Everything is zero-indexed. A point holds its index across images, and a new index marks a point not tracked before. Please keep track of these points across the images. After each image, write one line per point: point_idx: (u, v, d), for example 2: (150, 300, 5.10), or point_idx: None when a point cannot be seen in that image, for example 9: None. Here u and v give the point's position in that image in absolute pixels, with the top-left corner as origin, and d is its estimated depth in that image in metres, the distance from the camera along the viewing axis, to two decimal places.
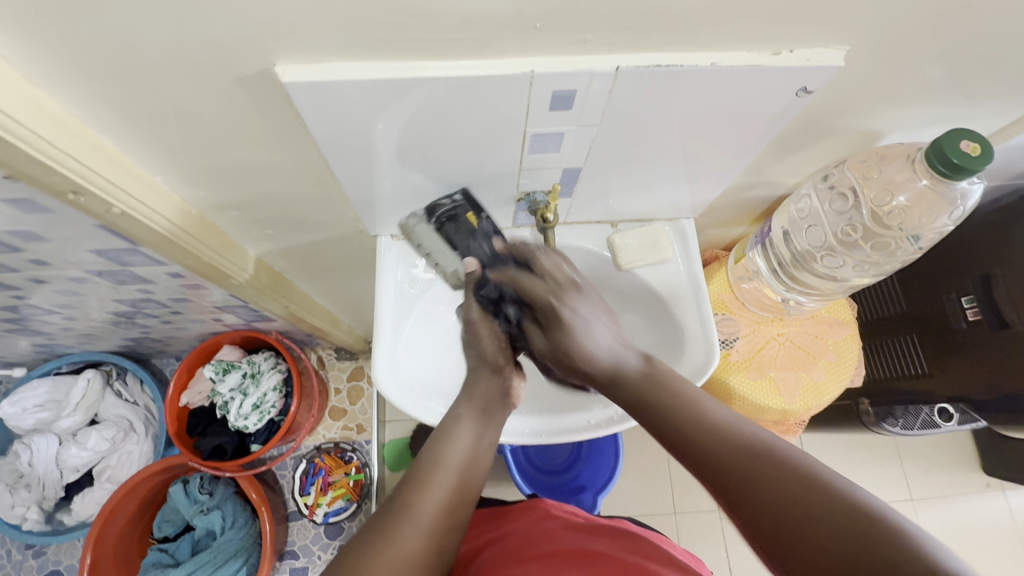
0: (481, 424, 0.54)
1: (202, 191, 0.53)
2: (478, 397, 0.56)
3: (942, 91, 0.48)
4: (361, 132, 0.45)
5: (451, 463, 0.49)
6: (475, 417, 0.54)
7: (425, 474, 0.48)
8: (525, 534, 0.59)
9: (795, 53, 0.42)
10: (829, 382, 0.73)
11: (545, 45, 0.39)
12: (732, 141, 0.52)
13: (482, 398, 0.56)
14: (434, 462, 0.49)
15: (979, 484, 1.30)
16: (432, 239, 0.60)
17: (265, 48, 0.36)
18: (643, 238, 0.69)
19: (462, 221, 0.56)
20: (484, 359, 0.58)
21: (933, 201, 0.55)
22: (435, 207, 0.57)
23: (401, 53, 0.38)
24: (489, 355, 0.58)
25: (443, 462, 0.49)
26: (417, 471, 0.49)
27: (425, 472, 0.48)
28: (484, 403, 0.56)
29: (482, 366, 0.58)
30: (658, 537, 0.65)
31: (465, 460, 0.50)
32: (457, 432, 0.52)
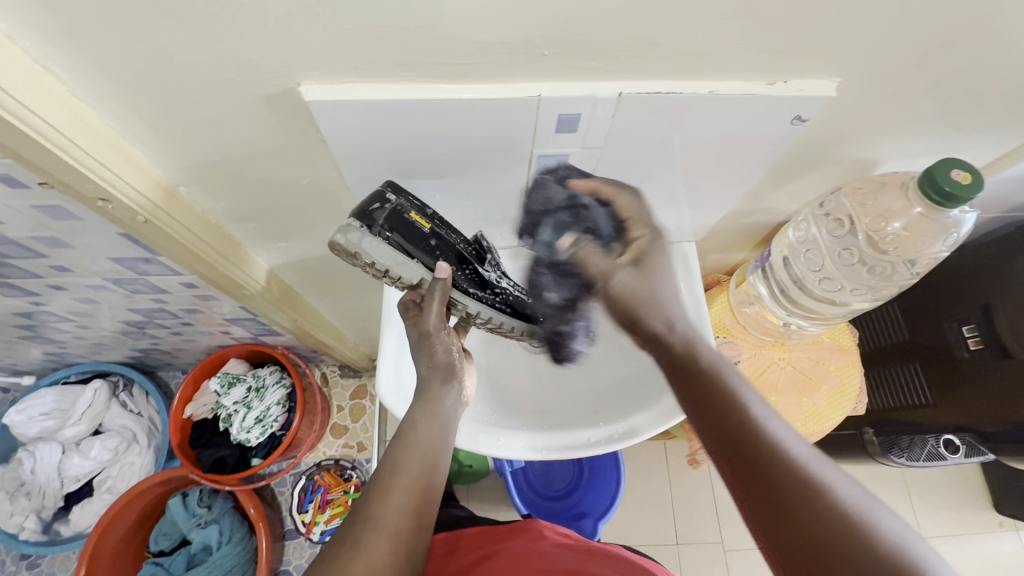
0: (440, 427, 0.53)
1: (222, 202, 0.56)
2: (434, 402, 0.55)
3: (932, 122, 0.50)
4: (375, 150, 0.48)
5: (412, 468, 0.48)
6: (434, 421, 0.53)
7: (385, 481, 0.46)
8: (517, 552, 0.59)
9: (789, 84, 0.44)
10: (830, 408, 0.74)
11: (553, 72, 0.41)
12: (731, 166, 0.54)
13: (440, 404, 0.55)
14: (391, 469, 0.47)
15: (991, 522, 1.27)
16: (382, 251, 0.51)
17: (292, 69, 0.39)
18: None
19: (404, 221, 0.52)
20: (435, 364, 0.56)
21: (929, 229, 0.56)
22: (369, 214, 0.50)
23: (417, 76, 0.41)
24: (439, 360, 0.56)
25: (404, 470, 0.47)
26: (376, 479, 0.47)
27: (385, 482, 0.46)
28: (440, 409, 0.55)
29: (431, 374, 0.56)
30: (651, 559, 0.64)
31: (426, 467, 0.49)
32: (416, 436, 0.51)
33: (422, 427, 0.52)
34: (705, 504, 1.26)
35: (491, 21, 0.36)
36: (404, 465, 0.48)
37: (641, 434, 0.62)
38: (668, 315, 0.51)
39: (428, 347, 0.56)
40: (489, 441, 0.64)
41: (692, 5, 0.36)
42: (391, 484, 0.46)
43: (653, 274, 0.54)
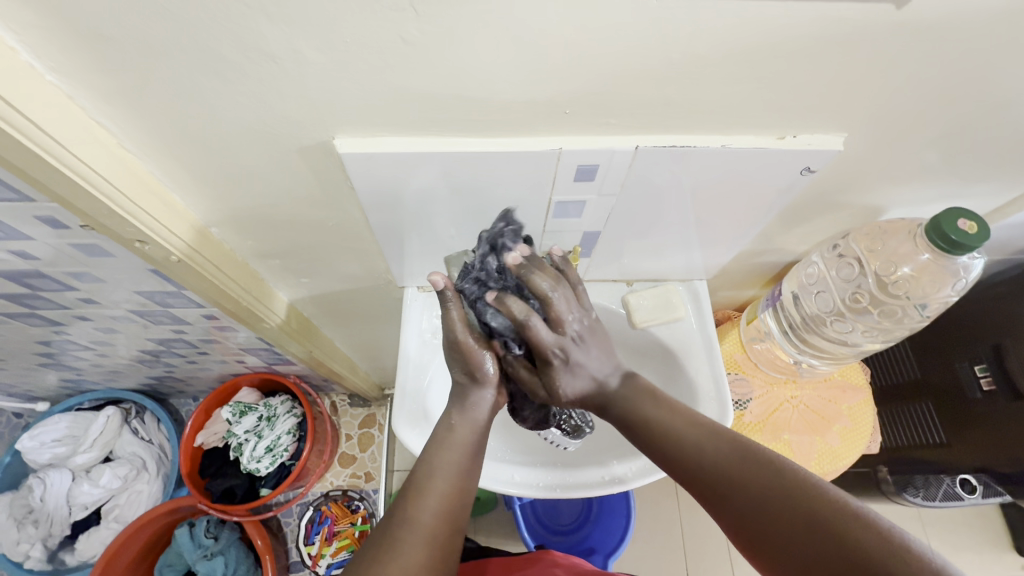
0: (472, 430, 0.51)
1: (250, 241, 0.58)
2: (470, 408, 0.53)
3: (936, 172, 0.52)
4: (400, 195, 0.50)
5: (445, 473, 0.47)
6: (467, 426, 0.51)
7: (420, 485, 0.46)
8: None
9: (797, 138, 0.46)
10: (844, 448, 0.74)
11: (572, 128, 0.43)
12: (742, 210, 0.56)
13: (468, 406, 0.53)
14: (421, 474, 0.47)
15: (1014, 566, 1.24)
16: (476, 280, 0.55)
17: (328, 124, 0.41)
18: (655, 298, 0.72)
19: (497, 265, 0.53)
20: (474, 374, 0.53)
21: (936, 272, 0.57)
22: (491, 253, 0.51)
23: (444, 131, 0.43)
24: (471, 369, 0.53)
25: (438, 476, 0.47)
26: (412, 485, 0.46)
27: (421, 484, 0.46)
28: (477, 416, 0.52)
29: (471, 385, 0.54)
30: None
31: (458, 470, 0.48)
32: (450, 441, 0.50)
33: (460, 431, 0.51)
34: (717, 541, 1.23)
35: (517, 82, 0.38)
36: (437, 467, 0.48)
37: (656, 475, 0.62)
38: (592, 375, 0.53)
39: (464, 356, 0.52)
40: (500, 477, 0.64)
41: (706, 71, 0.38)
42: (420, 485, 0.46)
43: (588, 344, 0.53)
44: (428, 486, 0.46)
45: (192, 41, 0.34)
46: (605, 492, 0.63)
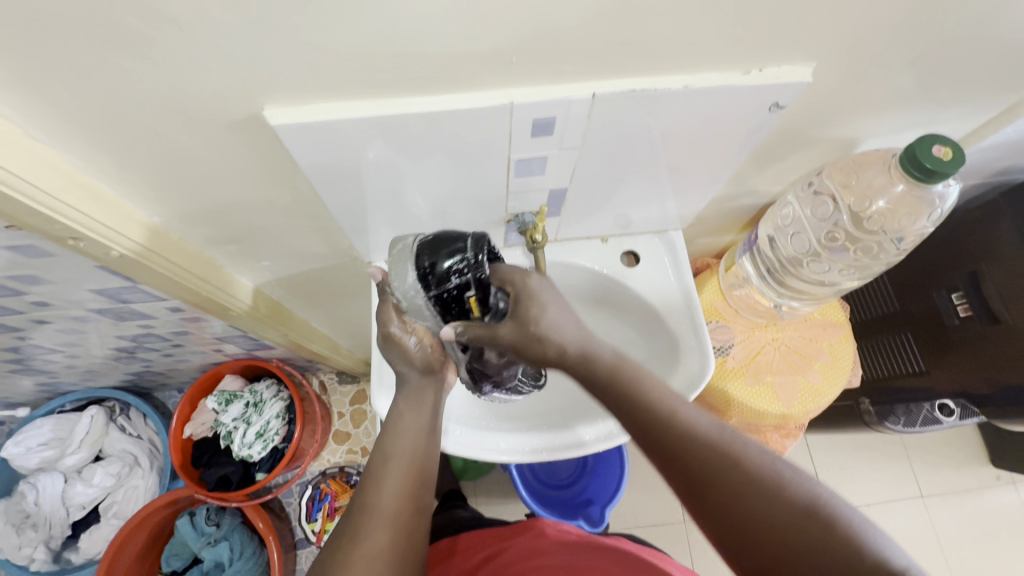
0: (425, 411, 0.52)
1: (199, 227, 0.55)
2: (420, 394, 0.52)
3: (911, 97, 0.50)
4: (350, 166, 0.47)
5: (399, 455, 0.48)
6: (420, 408, 0.52)
7: (374, 473, 0.47)
8: (517, 554, 0.57)
9: (764, 72, 0.43)
10: (826, 384, 0.74)
11: (523, 78, 0.40)
12: (713, 154, 0.54)
13: (429, 392, 0.53)
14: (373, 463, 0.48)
15: (989, 477, 1.32)
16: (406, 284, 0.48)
17: (253, 93, 0.38)
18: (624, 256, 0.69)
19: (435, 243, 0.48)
20: (412, 362, 0.52)
21: (911, 203, 0.55)
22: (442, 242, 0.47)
23: (384, 92, 0.40)
24: (421, 365, 0.52)
25: (392, 458, 0.48)
26: (366, 475, 0.48)
27: (377, 469, 0.47)
28: (428, 398, 0.53)
29: (410, 372, 0.52)
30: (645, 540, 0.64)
31: (414, 450, 0.49)
32: (402, 427, 0.50)
33: (410, 415, 0.51)
34: None
35: (456, 32, 0.34)
36: (390, 451, 0.48)
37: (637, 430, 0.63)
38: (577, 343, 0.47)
39: (397, 346, 0.51)
40: (483, 446, 0.63)
41: (662, 4, 0.35)
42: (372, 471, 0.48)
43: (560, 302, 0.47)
44: (381, 471, 0.47)
45: (76, 3, 0.30)
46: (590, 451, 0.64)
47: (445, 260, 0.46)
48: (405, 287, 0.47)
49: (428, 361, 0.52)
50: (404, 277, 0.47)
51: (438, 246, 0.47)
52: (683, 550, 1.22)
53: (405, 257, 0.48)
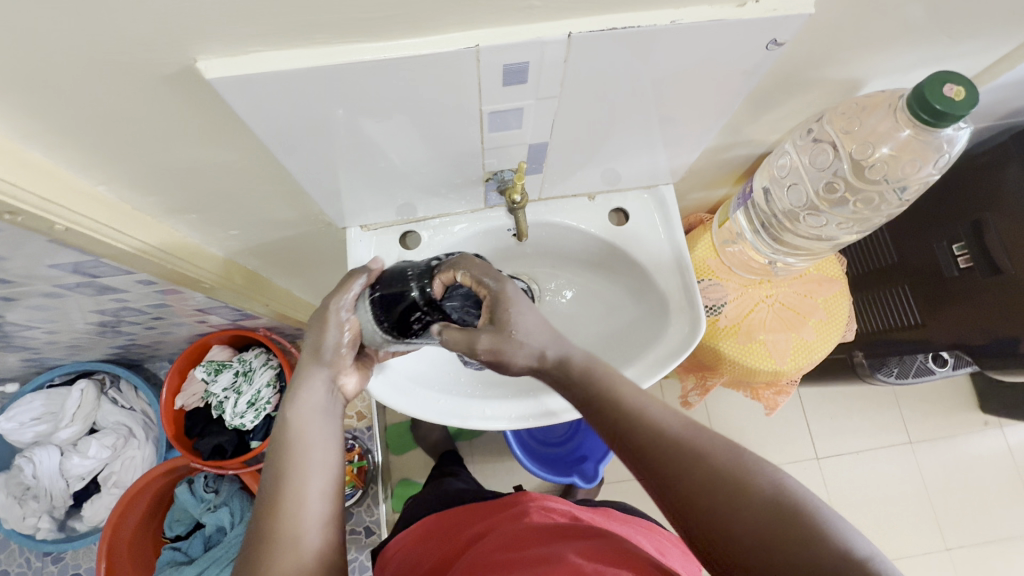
0: (321, 419, 0.49)
1: (152, 196, 0.51)
2: (304, 397, 0.50)
3: (924, 29, 0.45)
4: (307, 124, 0.42)
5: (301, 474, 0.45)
6: (314, 416, 0.49)
7: (274, 497, 0.44)
8: (495, 538, 0.54)
9: (761, 3, 0.38)
10: (819, 340, 0.73)
11: (489, 16, 0.35)
12: (705, 100, 0.49)
13: (311, 392, 0.50)
14: (282, 495, 0.45)
15: (976, 422, 1.35)
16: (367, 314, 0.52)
17: (180, 42, 0.33)
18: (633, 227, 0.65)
19: (395, 274, 0.53)
20: (318, 351, 0.51)
21: (917, 149, 0.50)
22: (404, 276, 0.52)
23: (331, 37, 0.35)
24: (325, 354, 0.51)
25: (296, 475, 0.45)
26: (266, 498, 0.45)
27: (278, 493, 0.44)
28: (317, 400, 0.50)
29: (310, 359, 0.51)
30: (629, 524, 0.62)
31: (331, 469, 0.47)
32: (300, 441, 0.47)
33: (306, 424, 0.48)
34: None
35: None
36: (294, 468, 0.46)
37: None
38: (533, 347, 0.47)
39: (320, 325, 0.51)
40: (460, 412, 0.62)
41: None
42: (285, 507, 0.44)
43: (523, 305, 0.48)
44: (296, 500, 0.44)
45: None
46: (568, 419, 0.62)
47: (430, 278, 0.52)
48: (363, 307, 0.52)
49: (335, 358, 0.52)
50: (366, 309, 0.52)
51: (392, 279, 0.52)
52: None
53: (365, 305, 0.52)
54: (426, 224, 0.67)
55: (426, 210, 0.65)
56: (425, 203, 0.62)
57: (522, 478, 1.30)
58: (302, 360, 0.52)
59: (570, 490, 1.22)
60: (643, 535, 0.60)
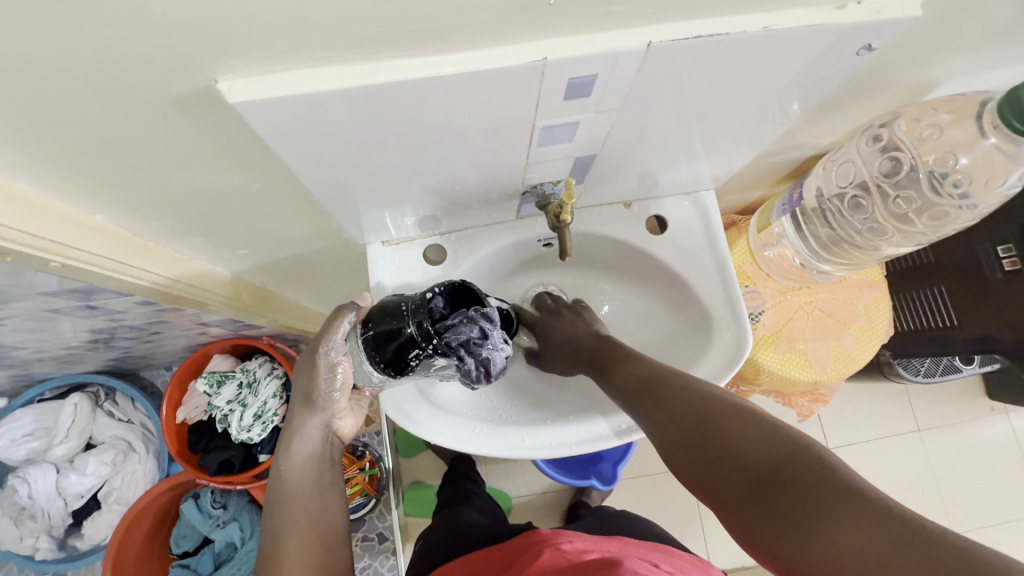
0: (316, 464, 0.56)
1: (157, 221, 0.45)
2: (300, 443, 0.56)
3: (1016, 29, 0.41)
4: (338, 144, 0.37)
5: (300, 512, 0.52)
6: (309, 461, 0.56)
7: (278, 535, 0.50)
8: None
9: (861, 6, 0.34)
10: (860, 349, 0.70)
11: (559, 24, 0.30)
12: (770, 107, 0.45)
13: (304, 438, 0.57)
14: (279, 537, 0.50)
15: (983, 408, 1.35)
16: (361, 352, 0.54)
17: (196, 61, 0.28)
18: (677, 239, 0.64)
19: (388, 309, 0.52)
20: (312, 398, 0.57)
21: (997, 163, 0.45)
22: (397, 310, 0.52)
23: (375, 51, 0.30)
24: (317, 397, 0.57)
25: (296, 512, 0.52)
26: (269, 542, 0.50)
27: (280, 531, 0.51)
28: (311, 447, 0.57)
29: (305, 405, 0.57)
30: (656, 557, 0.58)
31: (325, 504, 0.54)
32: (294, 482, 0.54)
33: (304, 467, 0.55)
34: None
35: None
36: (292, 506, 0.52)
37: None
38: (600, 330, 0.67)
39: (311, 372, 0.56)
40: (479, 436, 0.58)
41: None
42: (280, 547, 0.50)
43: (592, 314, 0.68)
44: (298, 533, 0.51)
45: None
46: (602, 446, 0.60)
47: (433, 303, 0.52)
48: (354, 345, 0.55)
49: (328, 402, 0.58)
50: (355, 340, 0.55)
51: (385, 314, 0.52)
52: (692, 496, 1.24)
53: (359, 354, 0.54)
54: (451, 237, 0.62)
55: (451, 223, 0.60)
56: (453, 216, 0.57)
57: (534, 478, 1.28)
58: (296, 408, 0.57)
59: (585, 490, 1.21)
60: (680, 568, 0.57)
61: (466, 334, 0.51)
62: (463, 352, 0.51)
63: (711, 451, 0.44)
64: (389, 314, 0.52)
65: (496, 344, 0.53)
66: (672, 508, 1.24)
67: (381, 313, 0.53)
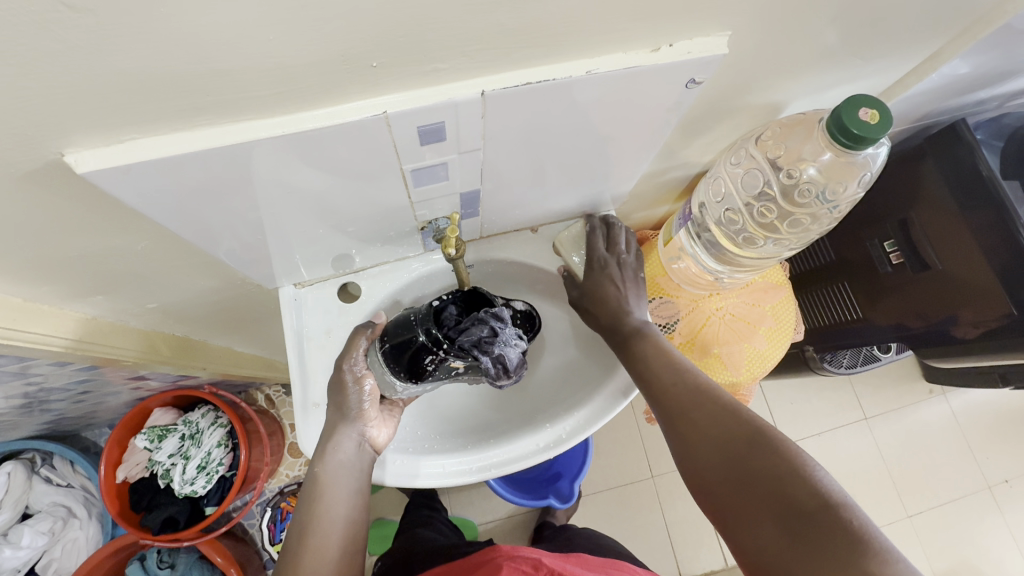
0: (348, 475, 0.54)
1: (48, 285, 0.46)
2: (333, 451, 0.54)
3: (834, 55, 0.46)
4: (211, 199, 0.39)
5: (323, 527, 0.50)
6: (340, 472, 0.53)
7: (297, 548, 0.49)
8: None
9: (674, 47, 0.38)
10: (771, 348, 0.74)
11: (392, 81, 0.33)
12: (635, 136, 0.49)
13: (340, 449, 0.54)
14: (304, 541, 0.50)
15: (923, 392, 1.41)
16: (381, 367, 0.57)
17: (39, 139, 0.29)
18: None
19: (404, 321, 0.56)
20: (344, 409, 0.56)
21: (842, 170, 0.52)
22: (409, 321, 0.55)
23: (219, 117, 0.32)
24: (348, 407, 0.56)
25: (318, 528, 0.50)
26: (289, 550, 0.50)
27: (299, 544, 0.49)
28: (344, 457, 0.54)
29: (337, 416, 0.56)
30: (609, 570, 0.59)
31: (349, 520, 0.52)
32: (322, 493, 0.52)
33: (332, 479, 0.53)
34: None
35: (283, 36, 0.27)
36: (316, 520, 0.51)
37: (575, 441, 0.62)
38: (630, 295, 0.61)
39: (339, 386, 0.56)
40: (406, 471, 0.60)
41: None
42: (303, 550, 0.49)
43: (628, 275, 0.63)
44: (317, 550, 0.49)
45: None
46: (524, 465, 0.63)
47: (447, 309, 0.57)
48: (376, 360, 0.57)
49: (360, 412, 0.56)
50: (375, 355, 0.57)
51: (398, 328, 0.56)
52: (654, 505, 1.25)
53: (382, 369, 0.57)
54: (366, 274, 0.64)
55: (364, 259, 0.61)
56: (363, 254, 0.59)
57: (498, 503, 1.28)
58: (329, 417, 0.56)
59: (548, 510, 1.20)
60: None
61: (477, 334, 0.54)
62: (476, 351, 0.53)
63: (734, 465, 0.46)
64: (404, 323, 0.55)
65: (508, 341, 0.54)
66: (636, 520, 1.25)
67: (395, 327, 0.56)
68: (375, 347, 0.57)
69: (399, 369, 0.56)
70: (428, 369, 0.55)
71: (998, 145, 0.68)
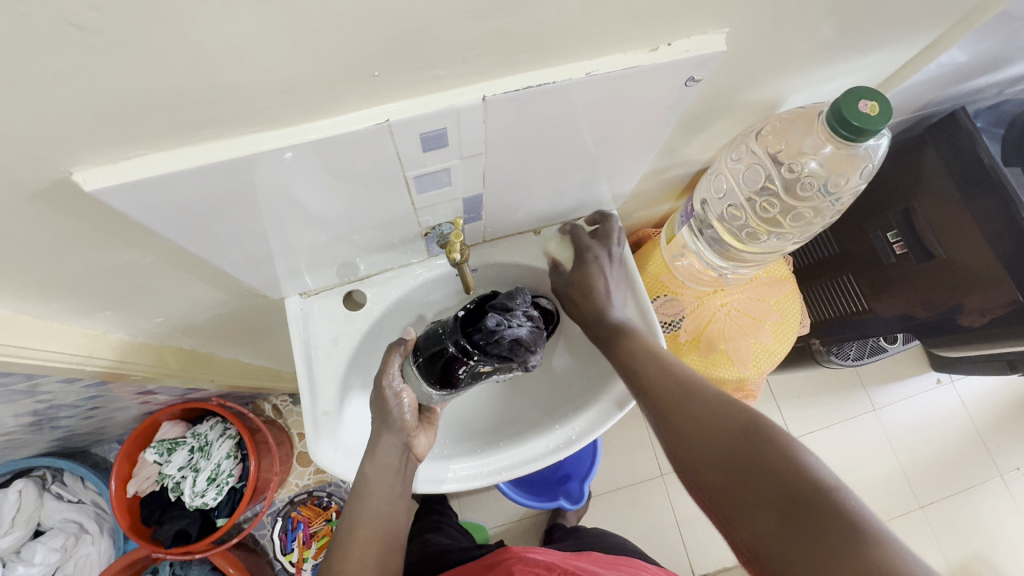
0: (393, 476, 0.56)
1: (57, 302, 0.46)
2: (379, 455, 0.56)
3: (832, 48, 0.46)
4: (217, 211, 0.39)
5: (369, 521, 0.53)
6: (386, 473, 0.55)
7: (345, 541, 0.52)
8: None
9: (672, 46, 0.38)
10: (777, 343, 0.74)
11: (394, 90, 0.33)
12: (636, 135, 0.49)
13: (385, 451, 0.56)
14: (352, 531, 0.53)
15: (931, 381, 1.41)
16: (420, 384, 0.58)
17: (47, 158, 0.29)
18: None
19: (433, 334, 0.58)
20: (386, 420, 0.57)
21: (844, 163, 0.52)
22: (437, 336, 0.57)
23: (225, 130, 0.32)
24: (390, 415, 0.57)
25: (363, 523, 0.53)
26: (337, 542, 0.53)
27: (348, 533, 0.52)
28: (389, 461, 0.56)
29: (380, 426, 0.57)
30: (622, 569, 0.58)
31: (393, 517, 0.55)
32: (369, 491, 0.54)
33: (375, 479, 0.55)
34: None
35: (286, 49, 0.27)
36: (360, 517, 0.53)
37: (585, 442, 0.61)
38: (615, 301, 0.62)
39: (380, 401, 0.58)
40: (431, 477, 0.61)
41: None
42: (352, 540, 0.52)
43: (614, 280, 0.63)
44: (363, 543, 0.52)
45: None
46: (532, 468, 0.62)
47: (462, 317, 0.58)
48: (414, 375, 0.58)
49: (402, 423, 0.58)
50: (415, 374, 0.58)
51: (429, 342, 0.58)
52: (664, 503, 1.25)
53: (419, 382, 0.58)
54: (371, 282, 0.64)
55: (369, 267, 0.61)
56: (368, 261, 0.59)
57: (508, 506, 1.28)
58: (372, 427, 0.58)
59: (559, 512, 1.20)
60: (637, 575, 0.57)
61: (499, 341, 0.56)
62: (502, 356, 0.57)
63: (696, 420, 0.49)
64: (433, 339, 0.57)
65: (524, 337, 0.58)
66: (647, 518, 1.24)
67: (427, 342, 0.58)
68: (412, 361, 0.59)
69: (436, 382, 0.57)
70: (463, 378, 0.58)
71: (998, 133, 0.67)
